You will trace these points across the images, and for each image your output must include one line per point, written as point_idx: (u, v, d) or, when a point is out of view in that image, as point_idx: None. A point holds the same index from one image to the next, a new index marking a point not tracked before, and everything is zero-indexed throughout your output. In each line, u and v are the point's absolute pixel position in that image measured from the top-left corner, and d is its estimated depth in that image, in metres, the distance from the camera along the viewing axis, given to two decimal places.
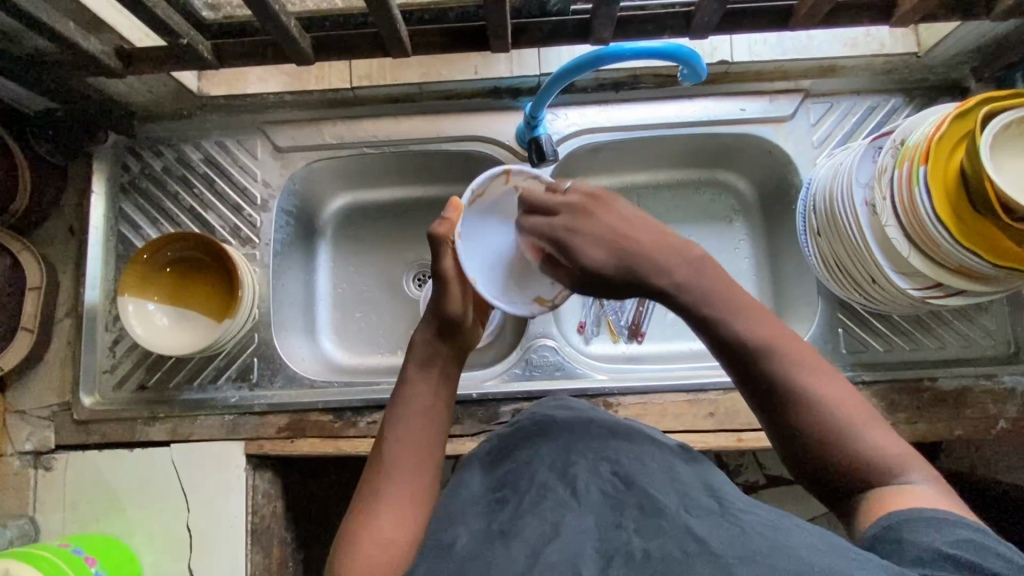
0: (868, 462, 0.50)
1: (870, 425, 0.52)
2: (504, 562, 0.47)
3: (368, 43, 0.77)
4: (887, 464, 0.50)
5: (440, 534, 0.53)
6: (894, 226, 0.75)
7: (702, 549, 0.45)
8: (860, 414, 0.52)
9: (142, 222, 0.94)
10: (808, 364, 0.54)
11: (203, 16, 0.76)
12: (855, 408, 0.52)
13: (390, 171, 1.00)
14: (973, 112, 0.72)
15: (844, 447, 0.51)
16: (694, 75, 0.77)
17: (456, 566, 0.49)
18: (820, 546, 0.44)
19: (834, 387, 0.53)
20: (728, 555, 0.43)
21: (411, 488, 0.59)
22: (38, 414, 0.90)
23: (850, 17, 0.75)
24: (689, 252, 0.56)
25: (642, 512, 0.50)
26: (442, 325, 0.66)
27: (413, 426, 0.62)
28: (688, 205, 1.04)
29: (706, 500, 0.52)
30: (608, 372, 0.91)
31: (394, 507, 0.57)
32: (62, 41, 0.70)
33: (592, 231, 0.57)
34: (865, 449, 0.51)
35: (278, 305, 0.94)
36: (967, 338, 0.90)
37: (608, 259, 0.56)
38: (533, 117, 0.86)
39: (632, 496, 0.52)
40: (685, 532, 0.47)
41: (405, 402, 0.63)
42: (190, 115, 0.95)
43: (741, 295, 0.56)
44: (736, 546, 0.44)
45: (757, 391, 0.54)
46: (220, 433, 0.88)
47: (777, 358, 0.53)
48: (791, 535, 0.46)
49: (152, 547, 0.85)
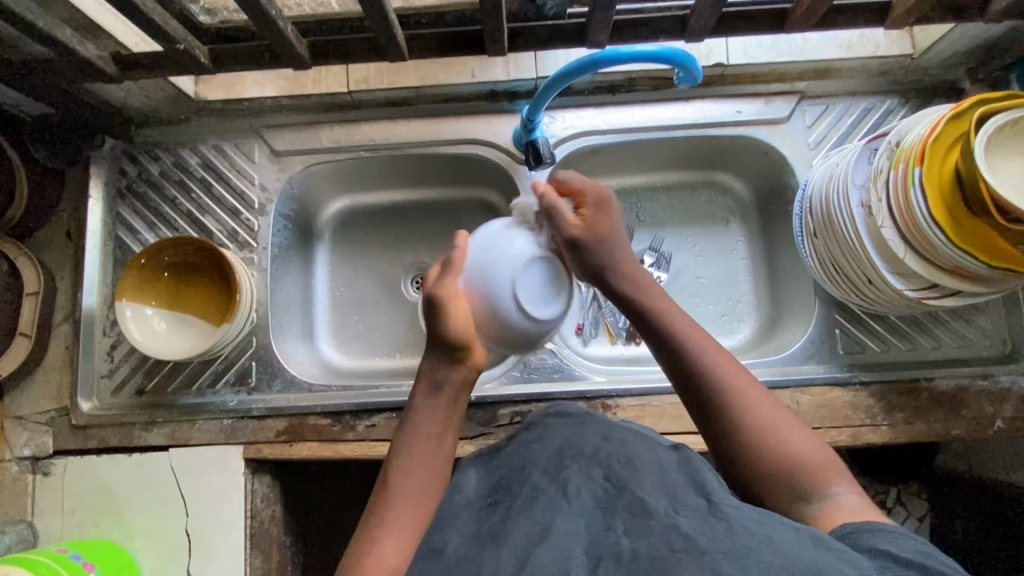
0: (802, 471, 0.57)
1: (806, 439, 0.59)
2: (496, 566, 0.49)
3: (365, 47, 0.78)
4: (819, 476, 0.56)
5: (432, 541, 0.54)
6: (890, 226, 0.75)
7: (690, 547, 0.46)
8: (792, 434, 0.59)
9: (140, 226, 0.94)
10: (756, 387, 0.62)
11: (199, 21, 0.75)
12: (787, 427, 0.59)
13: (388, 174, 1.00)
14: (968, 114, 0.73)
15: (781, 460, 0.57)
16: (690, 78, 0.76)
17: (445, 569, 0.50)
18: (807, 540, 0.46)
19: (768, 409, 0.60)
20: (714, 551, 0.45)
21: (408, 518, 0.59)
22: (36, 419, 0.90)
23: (845, 19, 0.76)
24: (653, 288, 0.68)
25: (631, 513, 0.51)
26: (448, 349, 0.64)
27: (412, 453, 0.63)
28: (685, 207, 1.04)
29: (694, 498, 0.52)
30: (607, 374, 0.91)
31: (395, 535, 0.57)
32: (60, 48, 0.70)
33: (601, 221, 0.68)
34: (797, 459, 0.57)
35: (276, 309, 0.94)
36: (963, 338, 0.90)
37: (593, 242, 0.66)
38: (530, 120, 0.86)
39: (622, 498, 0.53)
40: (671, 529, 0.48)
41: (415, 430, 0.64)
42: (188, 119, 0.95)
43: (692, 322, 0.66)
44: (722, 542, 0.46)
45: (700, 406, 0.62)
46: (218, 438, 0.88)
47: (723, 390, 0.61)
48: (779, 531, 0.47)
49: (150, 551, 0.85)
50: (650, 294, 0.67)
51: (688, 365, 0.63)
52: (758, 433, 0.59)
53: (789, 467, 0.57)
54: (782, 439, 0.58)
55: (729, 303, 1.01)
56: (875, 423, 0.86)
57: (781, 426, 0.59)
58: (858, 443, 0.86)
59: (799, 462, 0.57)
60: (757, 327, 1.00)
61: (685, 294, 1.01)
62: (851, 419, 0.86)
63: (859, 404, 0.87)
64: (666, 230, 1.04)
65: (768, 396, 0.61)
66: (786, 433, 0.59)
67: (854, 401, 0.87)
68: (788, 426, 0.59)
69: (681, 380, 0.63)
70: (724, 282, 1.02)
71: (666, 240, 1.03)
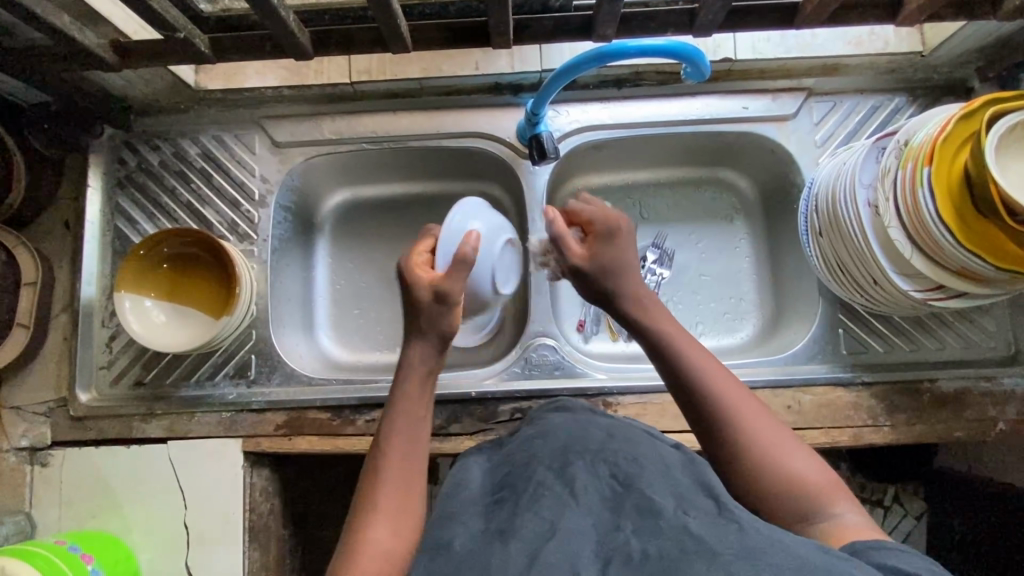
0: (804, 492, 0.56)
1: (809, 461, 0.58)
2: (502, 563, 0.48)
3: (368, 38, 0.77)
4: (822, 497, 0.56)
5: (437, 535, 0.53)
6: (897, 227, 0.74)
7: (702, 548, 0.46)
8: (796, 455, 0.59)
9: (139, 216, 0.93)
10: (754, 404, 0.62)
11: (200, 8, 0.74)
12: (791, 448, 0.59)
13: (389, 166, 0.99)
14: (980, 113, 0.72)
15: (784, 478, 0.57)
16: (698, 73, 0.75)
17: (451, 569, 0.49)
18: (813, 547, 0.46)
19: (770, 429, 0.60)
20: (726, 553, 0.45)
21: (404, 503, 0.59)
22: (34, 410, 0.89)
23: (855, 15, 0.74)
24: (660, 311, 0.70)
25: (640, 513, 0.51)
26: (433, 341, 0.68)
27: (401, 437, 0.63)
28: (688, 204, 1.04)
29: (703, 502, 0.53)
30: (608, 371, 0.90)
31: (393, 519, 0.57)
32: (58, 35, 0.69)
33: (618, 248, 0.72)
34: (798, 475, 0.57)
35: (275, 302, 0.93)
36: (967, 339, 0.89)
37: (607, 266, 0.71)
38: (535, 114, 0.85)
39: (629, 498, 0.53)
40: (683, 532, 0.48)
41: (401, 415, 0.65)
42: (187, 109, 0.94)
43: (698, 343, 0.67)
44: (733, 544, 0.46)
45: (699, 422, 0.63)
46: (217, 431, 0.88)
47: (725, 407, 0.61)
48: (788, 538, 0.47)
49: (149, 543, 0.85)
50: (653, 316, 0.69)
51: (683, 382, 0.64)
52: (760, 453, 0.59)
53: (791, 487, 0.57)
54: (783, 458, 0.58)
55: (732, 300, 1.00)
56: (877, 424, 0.86)
57: (783, 446, 0.59)
58: (860, 444, 0.86)
59: (801, 481, 0.57)
60: (760, 326, 0.99)
61: (688, 291, 1.01)
62: (853, 420, 0.86)
63: (861, 405, 0.87)
64: (669, 227, 1.03)
65: (771, 417, 0.61)
66: (788, 454, 0.59)
67: (856, 401, 0.87)
68: (790, 446, 0.59)
69: (682, 404, 0.64)
70: (727, 279, 1.01)
71: (670, 236, 1.03)
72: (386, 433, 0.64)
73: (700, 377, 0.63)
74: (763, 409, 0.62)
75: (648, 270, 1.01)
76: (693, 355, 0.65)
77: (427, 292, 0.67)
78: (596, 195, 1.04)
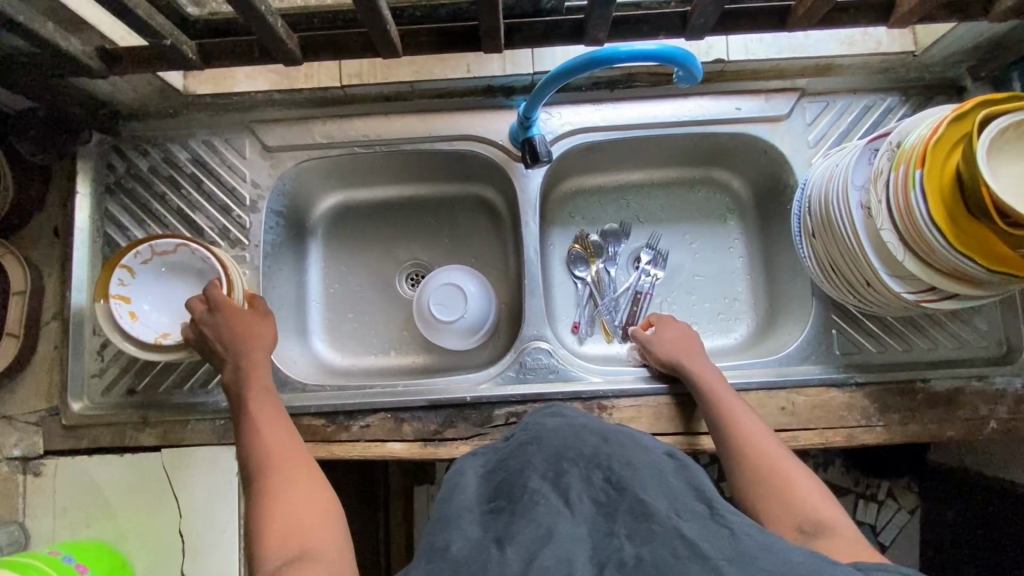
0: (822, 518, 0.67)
1: (825, 498, 0.69)
2: (499, 566, 0.48)
3: (358, 42, 0.76)
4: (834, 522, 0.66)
5: (437, 539, 0.53)
6: (890, 228, 0.74)
7: (693, 552, 0.47)
8: (813, 491, 0.70)
9: (129, 223, 0.92)
10: (779, 446, 0.75)
11: (187, 13, 0.73)
12: (809, 484, 0.70)
13: (382, 170, 0.98)
14: (972, 115, 0.72)
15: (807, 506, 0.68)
16: (690, 77, 0.75)
17: (450, 569, 0.49)
18: (807, 552, 0.48)
19: (795, 468, 0.72)
20: (718, 558, 0.47)
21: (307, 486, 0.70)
22: (26, 419, 0.89)
23: (848, 17, 0.74)
24: (716, 375, 0.83)
25: (634, 517, 0.52)
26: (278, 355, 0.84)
27: (278, 441, 0.75)
28: (682, 204, 1.03)
29: (695, 505, 0.54)
30: (603, 374, 0.90)
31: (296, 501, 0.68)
32: (41, 41, 0.68)
33: (689, 340, 0.88)
34: (815, 506, 0.68)
35: (269, 307, 0.93)
36: (960, 339, 0.90)
37: (684, 351, 0.86)
38: (527, 118, 0.84)
39: (623, 502, 0.54)
40: (675, 534, 0.49)
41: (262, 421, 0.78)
42: (176, 113, 0.93)
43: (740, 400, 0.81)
44: (724, 549, 0.48)
45: (737, 460, 0.75)
46: (211, 438, 0.88)
47: (756, 447, 0.75)
48: (776, 540, 0.49)
49: (144, 552, 0.85)
50: (706, 374, 0.83)
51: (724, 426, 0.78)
52: (785, 484, 0.71)
53: (809, 511, 0.68)
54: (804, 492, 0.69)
55: (726, 301, 1.01)
56: (870, 424, 0.86)
57: (803, 482, 0.71)
58: (854, 444, 0.86)
59: (818, 511, 0.68)
60: (753, 326, 1.00)
61: (681, 292, 1.01)
62: (846, 420, 0.87)
63: (855, 405, 0.87)
64: (663, 228, 1.03)
65: (797, 461, 0.74)
66: (807, 489, 0.70)
67: (850, 402, 0.87)
68: (811, 483, 0.71)
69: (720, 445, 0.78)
70: (721, 280, 1.01)
71: (663, 237, 1.03)
72: (263, 448, 0.75)
73: (738, 424, 0.77)
74: (790, 456, 0.75)
75: (642, 271, 1.01)
76: (734, 408, 0.79)
77: (206, 321, 0.81)
78: (589, 197, 1.04)
